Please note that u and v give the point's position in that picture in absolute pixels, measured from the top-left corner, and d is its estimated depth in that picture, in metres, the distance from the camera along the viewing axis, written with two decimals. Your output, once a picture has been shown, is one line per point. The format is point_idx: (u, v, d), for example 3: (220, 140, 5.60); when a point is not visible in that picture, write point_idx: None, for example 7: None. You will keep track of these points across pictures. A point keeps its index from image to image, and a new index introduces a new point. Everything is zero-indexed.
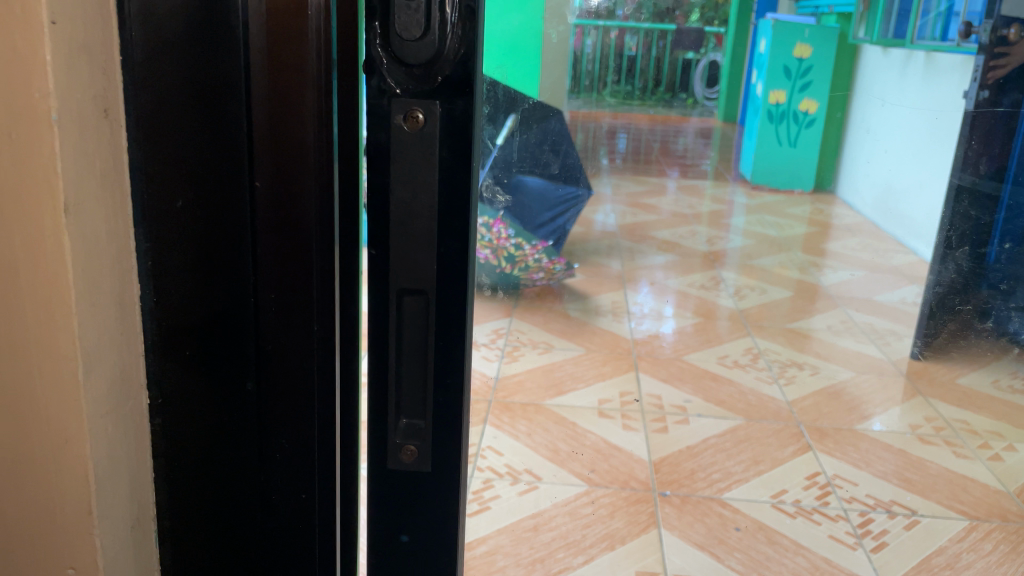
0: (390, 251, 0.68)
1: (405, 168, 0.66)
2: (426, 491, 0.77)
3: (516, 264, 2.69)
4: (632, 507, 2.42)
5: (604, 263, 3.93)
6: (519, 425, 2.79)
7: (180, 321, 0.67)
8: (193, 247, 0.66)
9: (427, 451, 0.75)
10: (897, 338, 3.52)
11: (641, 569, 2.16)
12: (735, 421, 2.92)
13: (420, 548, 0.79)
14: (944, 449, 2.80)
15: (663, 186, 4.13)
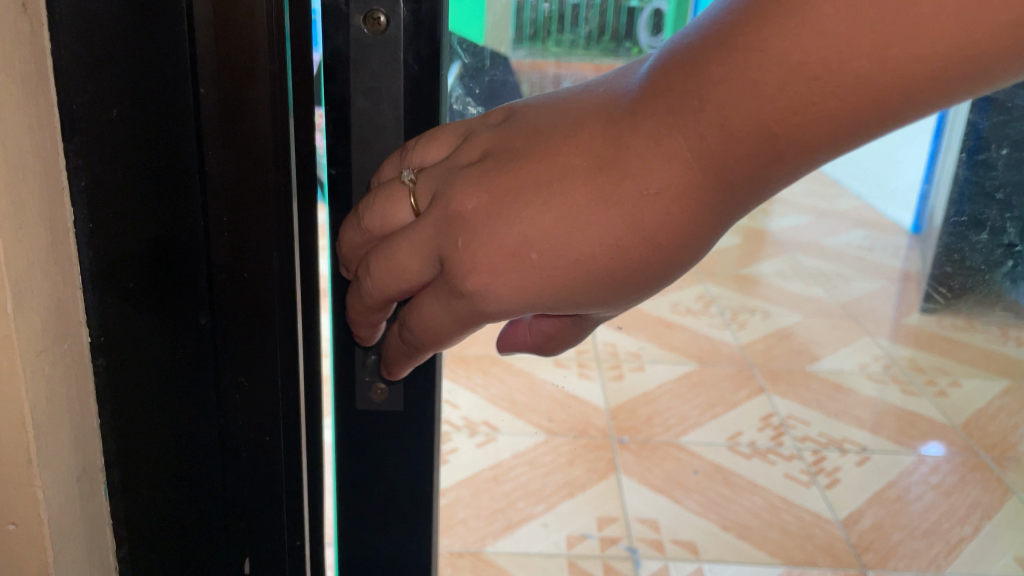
0: (353, 168, 0.66)
1: (371, 79, 0.63)
2: (393, 431, 0.74)
3: None
4: (591, 454, 2.42)
5: None
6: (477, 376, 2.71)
7: (123, 248, 0.59)
8: (134, 161, 0.57)
9: (397, 390, 0.72)
10: (843, 281, 3.55)
11: (602, 514, 2.19)
12: (689, 366, 2.94)
13: (391, 489, 0.76)
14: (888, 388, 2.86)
15: None
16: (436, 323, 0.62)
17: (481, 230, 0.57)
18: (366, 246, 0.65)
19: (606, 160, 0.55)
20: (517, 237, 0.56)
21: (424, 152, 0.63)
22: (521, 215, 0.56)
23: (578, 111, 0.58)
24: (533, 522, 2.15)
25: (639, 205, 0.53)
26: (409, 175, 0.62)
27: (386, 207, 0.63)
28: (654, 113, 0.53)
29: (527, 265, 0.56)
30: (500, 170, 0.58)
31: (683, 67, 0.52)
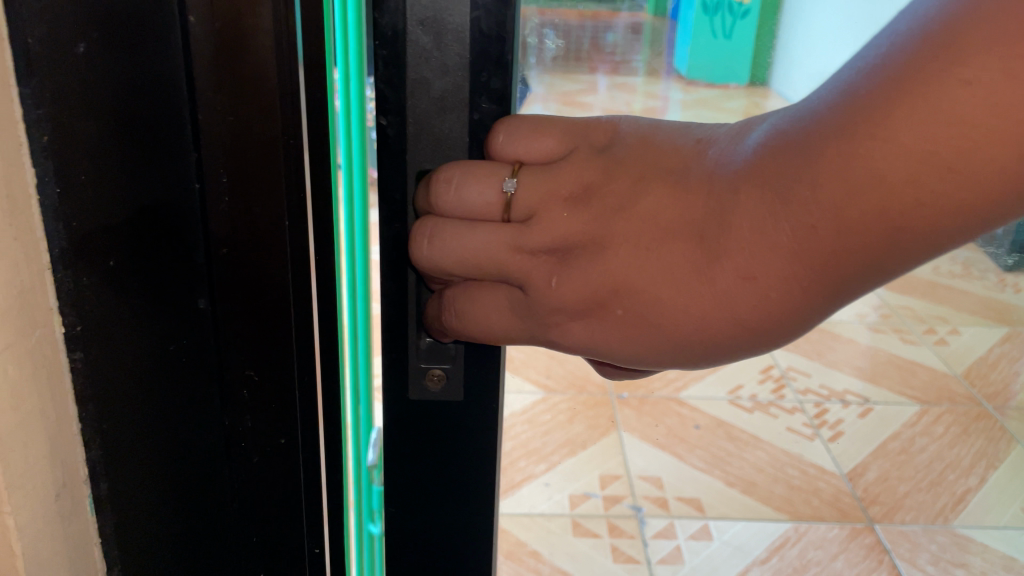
0: (408, 119, 0.54)
1: (430, 6, 0.51)
2: (450, 421, 0.64)
3: None
4: (590, 412, 2.32)
5: None
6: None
7: (98, 219, 0.48)
8: (107, 114, 0.47)
9: (457, 376, 0.62)
10: None
11: (605, 473, 2.11)
12: None
13: (446, 491, 0.66)
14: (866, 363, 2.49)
15: None
16: (497, 325, 0.51)
17: (576, 266, 0.47)
18: (433, 219, 0.51)
19: (708, 227, 0.45)
20: (603, 287, 0.47)
21: (523, 145, 0.50)
22: (614, 263, 0.46)
23: (661, 164, 0.47)
24: (534, 482, 2.07)
25: (731, 291, 0.44)
26: (512, 182, 0.49)
27: (473, 192, 0.50)
28: (773, 174, 0.43)
29: (613, 321, 0.47)
30: (596, 216, 0.47)
31: (798, 133, 0.42)
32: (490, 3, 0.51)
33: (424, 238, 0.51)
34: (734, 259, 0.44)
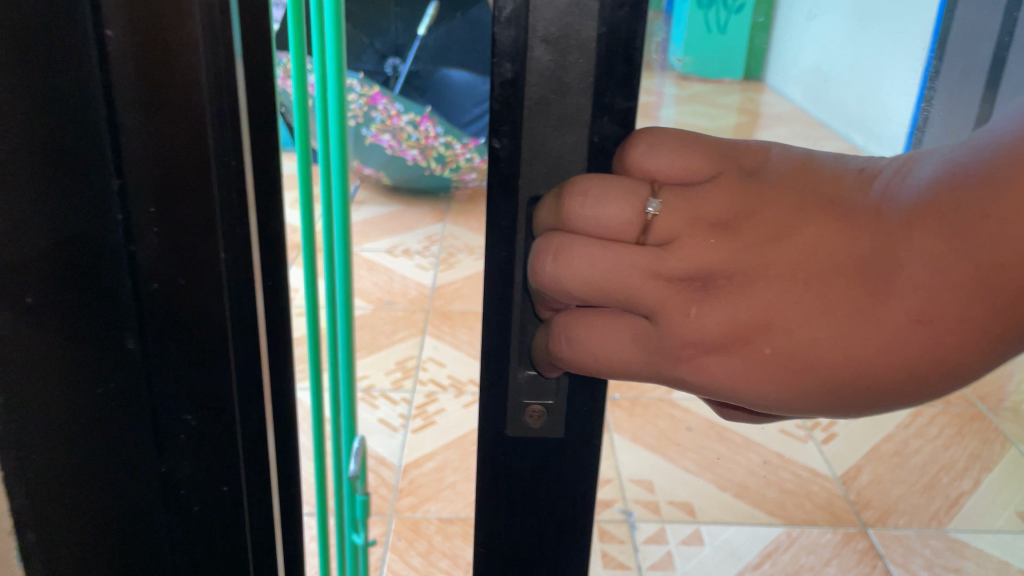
0: (524, 141, 0.49)
1: (557, 21, 0.46)
2: (555, 462, 0.57)
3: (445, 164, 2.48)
4: None
5: None
6: (460, 332, 1.98)
7: (23, 261, 0.42)
8: (26, 138, 0.41)
9: (558, 412, 0.55)
10: None
11: None
12: None
13: (529, 541, 0.59)
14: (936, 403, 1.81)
15: None
16: (622, 358, 0.43)
17: (721, 297, 0.41)
18: (562, 234, 0.44)
19: (875, 265, 0.39)
20: (750, 319, 0.40)
21: (657, 163, 0.44)
22: (767, 298, 0.40)
23: (828, 191, 0.41)
24: None
25: (903, 334, 0.39)
26: (655, 201, 0.43)
27: (608, 206, 0.43)
28: (955, 208, 0.38)
29: (756, 360, 0.41)
30: (748, 247, 0.41)
31: (1020, 166, 0.36)
32: (621, 15, 0.46)
33: (542, 252, 0.44)
34: (900, 296, 0.39)
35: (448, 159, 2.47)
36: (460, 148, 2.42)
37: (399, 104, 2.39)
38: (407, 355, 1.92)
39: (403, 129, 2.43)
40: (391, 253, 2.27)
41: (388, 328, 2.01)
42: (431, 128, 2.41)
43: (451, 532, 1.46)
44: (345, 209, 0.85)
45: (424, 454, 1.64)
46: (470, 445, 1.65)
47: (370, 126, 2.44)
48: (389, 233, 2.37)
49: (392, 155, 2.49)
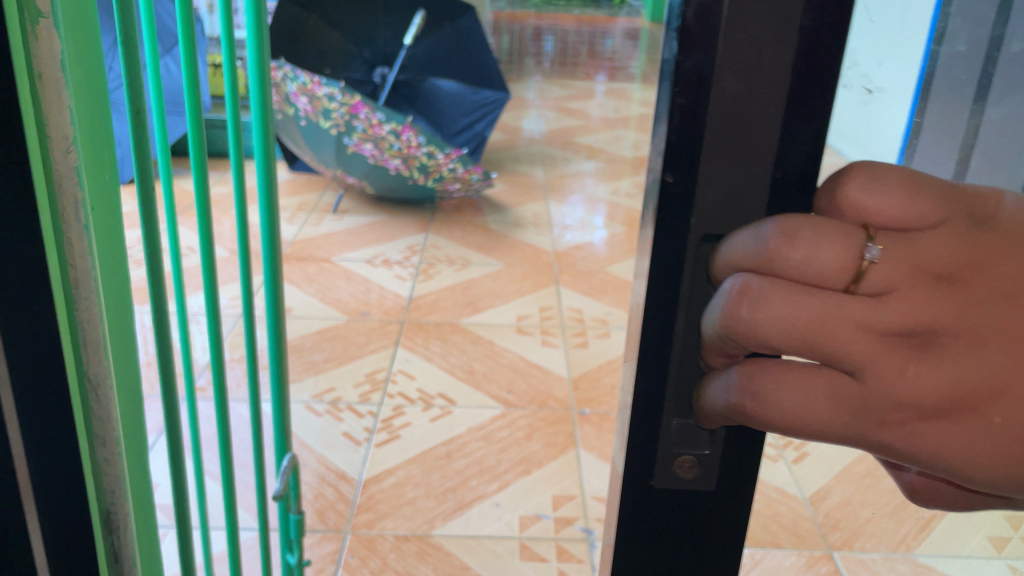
0: (701, 168, 0.38)
1: (748, 45, 0.35)
2: (707, 526, 0.46)
3: (430, 174, 2.25)
4: (550, 428, 1.56)
5: (527, 148, 3.41)
6: (434, 345, 1.80)
7: None
8: None
9: (717, 464, 0.44)
10: None
11: (558, 496, 1.40)
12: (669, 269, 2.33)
13: None
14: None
15: (581, 90, 4.47)
16: (824, 425, 0.34)
17: (949, 359, 0.33)
18: (761, 275, 0.34)
19: None
20: (978, 385, 0.33)
21: (879, 188, 0.34)
22: (1008, 365, 0.33)
23: None
24: None
25: None
26: (875, 247, 0.33)
27: (817, 248, 0.33)
28: None
29: (981, 429, 0.34)
30: (993, 302, 0.33)
31: None
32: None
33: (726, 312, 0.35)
34: None
35: (432, 169, 2.25)
36: (443, 157, 2.22)
37: (381, 112, 2.16)
38: (377, 367, 1.70)
39: (385, 138, 2.19)
40: (370, 263, 2.13)
41: (361, 339, 1.80)
42: (414, 137, 2.19)
43: (406, 552, 1.27)
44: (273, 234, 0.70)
45: (385, 469, 1.43)
46: (433, 460, 1.46)
47: (352, 135, 2.20)
48: (371, 243, 2.25)
49: (374, 165, 2.26)
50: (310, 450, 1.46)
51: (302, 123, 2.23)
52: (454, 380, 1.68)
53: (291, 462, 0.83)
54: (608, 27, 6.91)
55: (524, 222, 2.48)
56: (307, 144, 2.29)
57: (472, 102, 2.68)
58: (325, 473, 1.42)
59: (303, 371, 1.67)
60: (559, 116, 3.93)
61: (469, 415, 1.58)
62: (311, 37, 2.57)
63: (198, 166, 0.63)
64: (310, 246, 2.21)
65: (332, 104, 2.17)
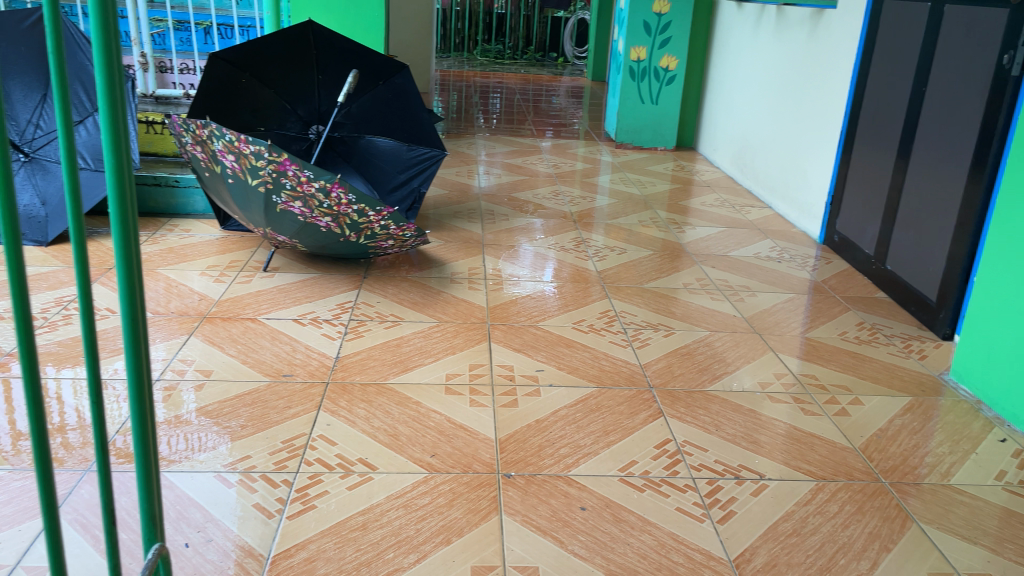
0: None
1: None
2: None
3: (363, 232, 2.23)
4: (474, 493, 1.40)
5: (471, 203, 3.42)
6: (358, 407, 1.67)
7: None
8: None
9: None
10: (754, 293, 2.46)
11: (478, 566, 1.23)
12: (606, 304, 2.32)
13: None
14: (849, 452, 1.57)
15: (526, 148, 4.56)
16: None
17: None
18: None
19: None
20: None
21: None
22: None
23: None
24: None
25: None
26: None
27: None
28: None
29: None
30: None
31: None
32: None
33: None
34: None
35: (363, 227, 2.22)
36: (375, 216, 2.19)
37: (309, 170, 2.08)
38: (296, 433, 1.56)
39: (314, 197, 2.13)
40: (297, 321, 2.07)
41: (281, 403, 1.67)
42: (344, 196, 2.13)
43: None
44: (131, 284, 0.69)
45: (297, 542, 1.26)
46: (348, 531, 1.29)
47: (280, 193, 2.15)
48: (301, 301, 2.20)
49: (304, 222, 2.22)
50: (215, 524, 1.30)
51: (229, 180, 2.19)
52: (377, 444, 1.53)
53: (158, 549, 0.77)
54: (550, 88, 7.12)
55: (459, 278, 2.47)
56: (235, 201, 2.26)
57: (408, 160, 2.72)
58: (231, 550, 1.25)
59: (219, 439, 1.54)
60: (503, 173, 3.99)
61: (391, 479, 1.42)
62: (244, 95, 2.54)
63: (78, 258, 0.62)
64: (237, 305, 2.14)
65: (258, 162, 2.09)
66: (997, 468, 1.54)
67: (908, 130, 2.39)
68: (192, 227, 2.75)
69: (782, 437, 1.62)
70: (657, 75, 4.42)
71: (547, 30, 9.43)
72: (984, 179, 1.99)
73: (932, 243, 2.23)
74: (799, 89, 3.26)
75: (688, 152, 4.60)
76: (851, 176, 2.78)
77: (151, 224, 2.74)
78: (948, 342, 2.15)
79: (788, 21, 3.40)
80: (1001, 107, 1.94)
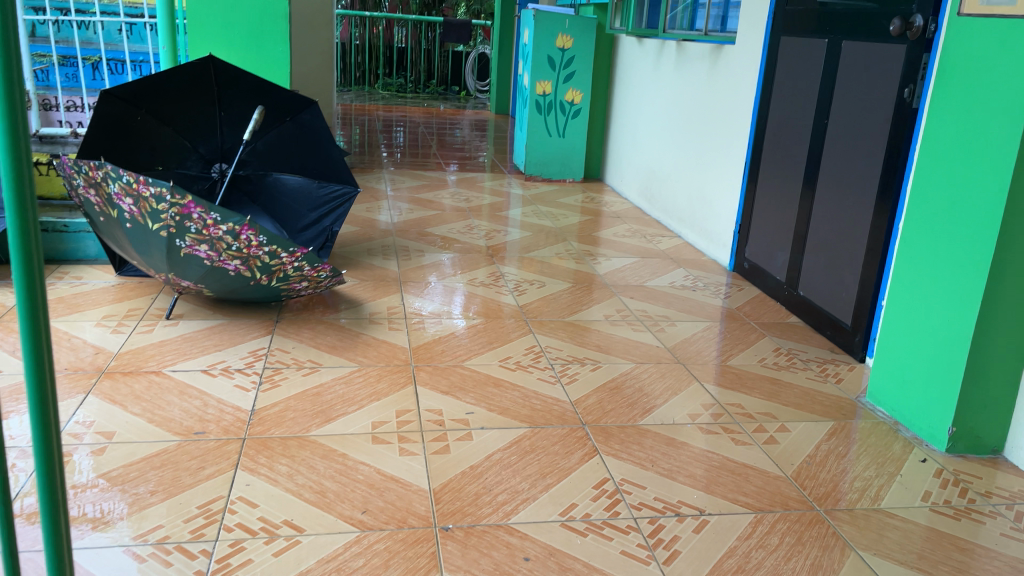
0: None
1: None
2: None
3: (275, 273, 2.13)
4: (412, 550, 1.33)
5: (383, 239, 3.34)
6: (279, 463, 1.56)
7: None
8: None
9: None
10: (674, 323, 2.48)
11: None
12: (530, 340, 2.29)
13: None
14: (782, 481, 1.58)
15: (433, 182, 4.52)
16: None
17: None
18: None
19: None
20: None
21: None
22: None
23: None
24: None
25: None
26: None
27: None
28: None
29: None
30: None
31: None
32: None
33: None
34: None
35: (275, 269, 2.12)
36: (288, 257, 2.09)
37: (216, 212, 1.97)
38: (213, 496, 1.45)
39: (221, 240, 2.02)
40: (206, 372, 1.94)
41: (194, 464, 1.55)
42: (254, 238, 2.02)
43: None
44: (37, 351, 0.65)
45: None
46: None
47: (184, 236, 2.02)
48: (210, 350, 2.07)
49: (211, 267, 2.10)
50: None
51: (127, 225, 2.06)
52: (303, 503, 1.43)
53: None
54: (453, 121, 7.12)
55: (378, 318, 2.38)
56: (134, 247, 2.12)
57: (319, 199, 2.64)
58: None
59: (126, 508, 1.40)
60: (412, 207, 3.93)
61: (320, 542, 1.33)
62: (140, 135, 2.41)
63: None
64: (139, 358, 2.00)
65: (160, 205, 1.97)
66: (921, 489, 1.59)
67: (812, 160, 2.49)
68: (84, 274, 2.56)
69: (718, 469, 1.62)
70: (562, 109, 4.47)
71: (448, 65, 9.47)
72: (889, 206, 2.09)
73: (841, 270, 2.31)
74: (703, 122, 3.35)
75: (596, 183, 4.67)
76: (757, 205, 2.87)
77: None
78: (861, 365, 2.22)
79: (688, 56, 3.51)
80: (902, 138, 2.05)
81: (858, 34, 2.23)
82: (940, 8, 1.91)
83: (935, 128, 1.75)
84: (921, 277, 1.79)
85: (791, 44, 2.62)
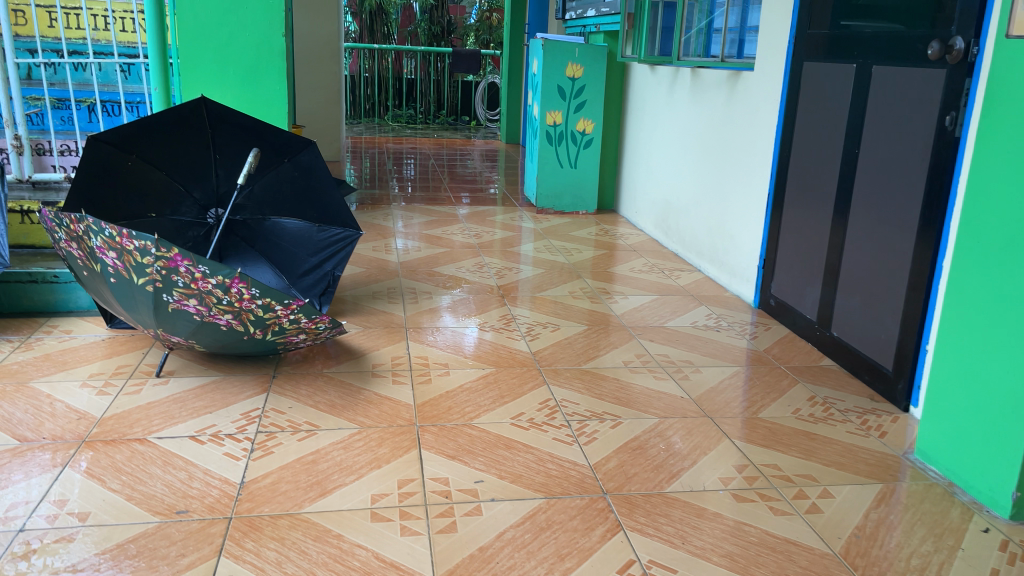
0: None
1: None
2: None
3: (270, 327, 1.99)
4: None
5: (390, 280, 3.20)
6: (268, 548, 1.41)
7: None
8: None
9: None
10: (698, 368, 2.31)
11: None
12: (545, 391, 2.14)
13: None
14: (830, 560, 1.41)
15: (443, 217, 4.40)
16: None
17: None
18: None
19: None
20: None
21: None
22: None
23: None
24: None
25: None
26: None
27: None
28: None
29: None
30: None
31: None
32: None
33: None
34: None
35: (269, 322, 1.98)
36: (283, 310, 1.95)
37: (205, 265, 1.84)
38: None
39: (211, 294, 1.89)
40: (195, 439, 1.79)
41: (173, 552, 1.39)
42: (246, 290, 1.89)
43: None
44: None
45: None
46: None
47: (171, 291, 1.89)
48: (200, 413, 1.92)
49: (201, 321, 1.97)
50: None
51: (112, 279, 1.93)
52: None
53: None
54: (464, 152, 7.02)
55: (381, 370, 2.23)
56: (120, 302, 1.99)
57: (319, 243, 2.52)
58: None
59: None
60: (421, 244, 3.80)
61: None
62: (131, 181, 2.29)
63: None
64: (123, 423, 1.85)
65: (144, 259, 1.84)
66: (987, 567, 1.41)
67: (843, 191, 2.33)
68: (74, 328, 2.43)
69: (756, 547, 1.44)
70: (574, 139, 4.34)
71: (458, 95, 9.41)
72: (932, 241, 1.93)
73: (880, 310, 2.14)
74: (721, 152, 3.20)
75: (610, 214, 4.53)
76: (783, 238, 2.71)
77: (24, 327, 2.41)
78: (905, 415, 2.04)
79: (705, 84, 3.37)
80: (945, 169, 1.89)
81: (891, 58, 2.09)
82: (982, 29, 1.77)
83: (985, 158, 1.59)
84: (974, 324, 1.62)
85: (816, 68, 2.48)
